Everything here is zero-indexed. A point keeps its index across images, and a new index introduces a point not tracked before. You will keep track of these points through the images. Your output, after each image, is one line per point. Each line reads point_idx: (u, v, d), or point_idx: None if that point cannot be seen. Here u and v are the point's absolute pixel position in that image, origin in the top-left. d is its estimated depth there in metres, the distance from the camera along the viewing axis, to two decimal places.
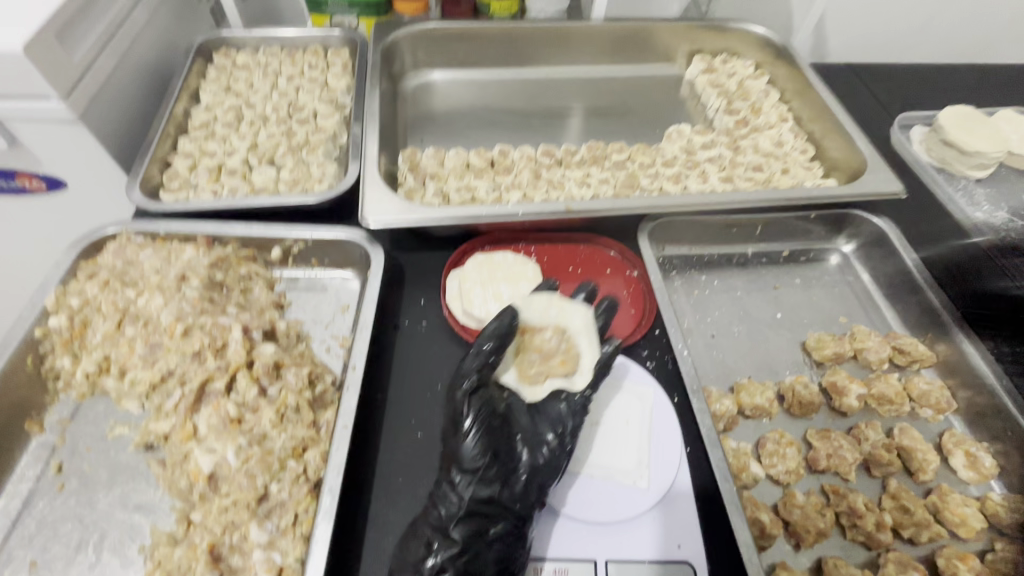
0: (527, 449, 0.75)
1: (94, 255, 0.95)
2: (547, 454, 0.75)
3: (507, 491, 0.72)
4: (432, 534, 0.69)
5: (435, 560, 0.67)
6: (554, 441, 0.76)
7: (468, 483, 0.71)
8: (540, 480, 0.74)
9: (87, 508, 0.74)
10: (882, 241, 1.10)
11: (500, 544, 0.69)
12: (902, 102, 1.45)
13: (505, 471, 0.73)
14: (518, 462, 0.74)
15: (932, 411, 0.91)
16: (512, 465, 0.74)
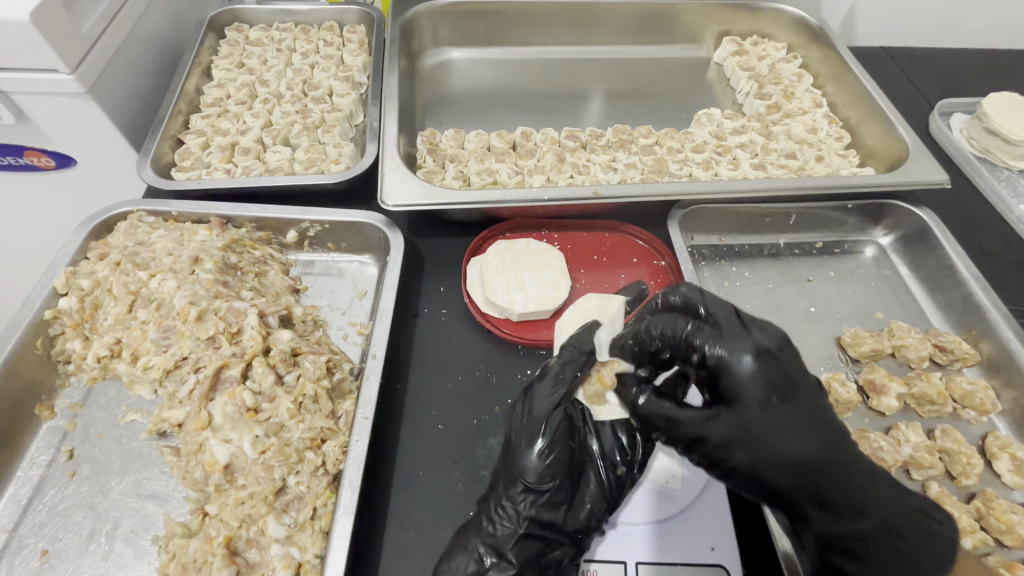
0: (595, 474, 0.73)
1: (105, 235, 0.92)
2: (612, 479, 0.72)
3: (571, 516, 0.70)
4: (486, 551, 0.66)
5: None
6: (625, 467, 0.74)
7: (531, 504, 0.69)
8: (603, 506, 0.71)
9: (100, 496, 0.72)
10: (924, 233, 1.04)
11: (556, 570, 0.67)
12: (943, 87, 1.38)
13: (571, 494, 0.71)
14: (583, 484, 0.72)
15: (975, 413, 0.87)
16: (579, 489, 0.72)
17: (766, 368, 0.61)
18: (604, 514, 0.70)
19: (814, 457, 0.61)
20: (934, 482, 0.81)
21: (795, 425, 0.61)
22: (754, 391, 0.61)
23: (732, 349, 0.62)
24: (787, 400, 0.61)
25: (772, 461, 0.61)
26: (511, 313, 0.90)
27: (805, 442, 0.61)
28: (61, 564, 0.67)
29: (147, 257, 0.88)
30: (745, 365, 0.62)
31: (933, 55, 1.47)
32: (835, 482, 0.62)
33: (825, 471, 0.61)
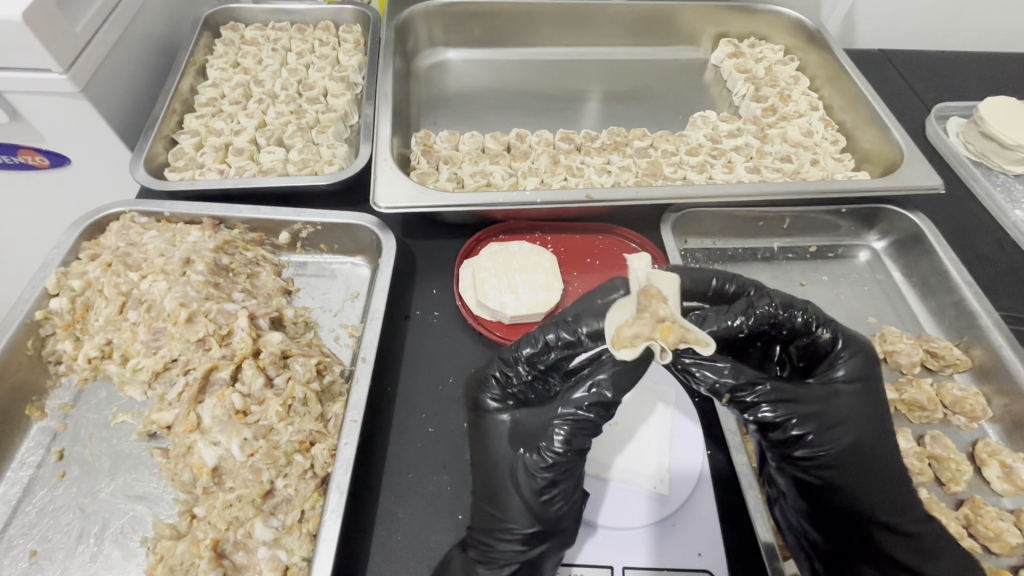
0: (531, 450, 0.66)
1: (97, 235, 0.92)
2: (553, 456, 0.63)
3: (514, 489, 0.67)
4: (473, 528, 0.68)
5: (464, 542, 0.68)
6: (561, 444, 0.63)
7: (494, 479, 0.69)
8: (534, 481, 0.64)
9: (89, 497, 0.72)
10: (918, 238, 1.04)
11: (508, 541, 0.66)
12: (940, 91, 1.38)
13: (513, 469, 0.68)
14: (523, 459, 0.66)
15: (965, 419, 0.87)
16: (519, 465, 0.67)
17: (862, 395, 0.66)
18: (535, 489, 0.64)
19: (872, 471, 0.65)
20: (923, 489, 0.81)
21: (870, 441, 0.65)
22: (852, 414, 0.65)
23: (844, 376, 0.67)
24: (866, 417, 0.65)
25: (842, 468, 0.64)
26: (502, 316, 0.90)
27: (870, 461, 0.65)
28: (50, 565, 0.67)
29: (138, 258, 0.87)
30: (850, 388, 0.67)
31: (931, 58, 1.46)
32: (889, 498, 0.65)
33: (881, 483, 0.65)
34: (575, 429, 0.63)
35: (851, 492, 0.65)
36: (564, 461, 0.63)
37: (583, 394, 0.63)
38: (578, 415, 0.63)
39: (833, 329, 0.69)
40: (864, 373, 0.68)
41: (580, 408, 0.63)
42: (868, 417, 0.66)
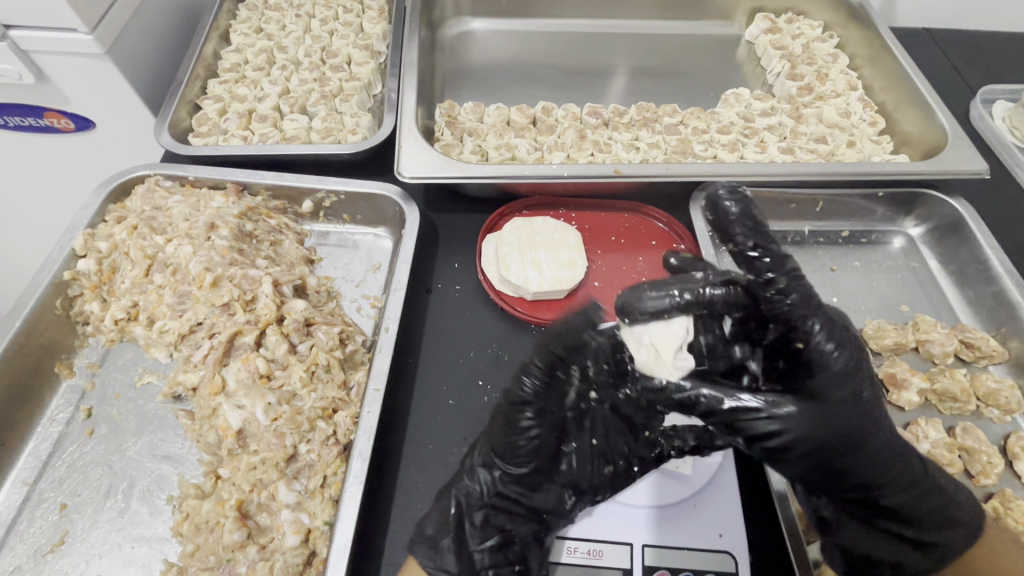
0: (529, 428, 0.68)
1: (123, 198, 0.92)
2: (541, 423, 0.69)
3: (512, 474, 0.68)
4: (461, 512, 0.67)
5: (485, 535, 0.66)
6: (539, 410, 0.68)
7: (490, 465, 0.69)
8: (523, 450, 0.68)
9: (116, 455, 0.73)
10: (957, 225, 1.00)
11: (498, 526, 0.67)
12: (987, 73, 1.31)
13: (512, 450, 0.68)
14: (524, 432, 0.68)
15: (998, 412, 0.85)
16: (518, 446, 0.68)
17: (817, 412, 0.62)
18: (527, 458, 0.68)
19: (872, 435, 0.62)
20: (951, 480, 0.79)
21: (861, 402, 0.63)
22: (851, 380, 0.63)
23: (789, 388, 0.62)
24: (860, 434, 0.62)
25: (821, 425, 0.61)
26: (525, 291, 0.88)
27: (861, 431, 0.62)
28: (79, 518, 0.69)
29: (163, 222, 0.88)
30: (842, 362, 0.63)
31: (979, 38, 1.40)
32: (897, 466, 0.63)
33: (885, 451, 0.63)
34: (537, 419, 0.68)
35: (851, 461, 0.62)
36: (538, 448, 0.68)
37: (541, 385, 0.69)
38: (538, 409, 0.68)
39: (823, 319, 0.64)
40: (853, 343, 0.65)
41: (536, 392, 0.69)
42: (861, 384, 0.64)
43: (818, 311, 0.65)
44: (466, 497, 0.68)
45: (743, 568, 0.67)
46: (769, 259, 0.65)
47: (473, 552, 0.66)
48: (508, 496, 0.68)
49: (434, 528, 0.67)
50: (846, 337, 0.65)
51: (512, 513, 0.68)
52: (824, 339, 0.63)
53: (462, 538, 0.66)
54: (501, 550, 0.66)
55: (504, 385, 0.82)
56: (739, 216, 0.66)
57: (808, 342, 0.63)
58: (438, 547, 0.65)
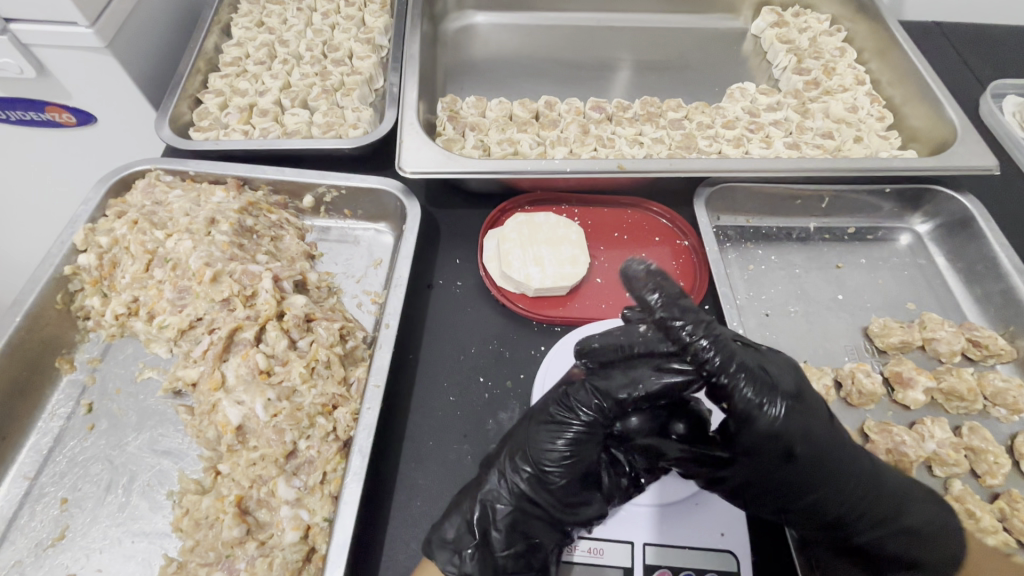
0: (561, 432, 0.64)
1: (123, 192, 0.92)
2: (580, 425, 0.64)
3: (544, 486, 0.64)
4: (480, 522, 0.64)
5: (502, 548, 0.63)
6: (578, 422, 0.64)
7: (520, 478, 0.65)
8: (559, 457, 0.64)
9: (117, 449, 0.73)
10: (966, 222, 0.99)
11: (522, 538, 0.64)
12: (997, 67, 1.29)
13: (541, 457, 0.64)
14: (557, 437, 0.64)
15: (1006, 411, 0.84)
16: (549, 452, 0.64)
17: (792, 422, 0.60)
18: (559, 465, 0.64)
19: (827, 481, 0.61)
20: (957, 480, 0.78)
21: (826, 440, 0.62)
22: (793, 430, 0.59)
23: (768, 395, 0.59)
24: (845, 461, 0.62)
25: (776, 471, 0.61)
26: (527, 288, 0.88)
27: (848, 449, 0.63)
28: (79, 513, 0.69)
29: (164, 217, 0.87)
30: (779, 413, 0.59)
31: (991, 33, 1.37)
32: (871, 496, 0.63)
33: (853, 490, 0.62)
34: (580, 435, 0.64)
35: (817, 498, 0.62)
36: (576, 459, 0.64)
37: (586, 395, 0.64)
38: (580, 416, 0.64)
39: (747, 374, 0.60)
40: (796, 387, 0.62)
41: (581, 411, 0.64)
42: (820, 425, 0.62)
43: (738, 361, 0.60)
44: (491, 504, 0.65)
45: (746, 568, 0.67)
46: (689, 324, 0.61)
47: (495, 559, 0.63)
48: (537, 506, 0.64)
49: (455, 531, 0.64)
50: (776, 387, 0.61)
51: (538, 522, 0.65)
52: (747, 388, 0.59)
53: (486, 544, 0.63)
54: (523, 559, 0.64)
55: (505, 381, 0.82)
56: (661, 299, 0.61)
57: (735, 400, 0.59)
58: (461, 553, 0.63)
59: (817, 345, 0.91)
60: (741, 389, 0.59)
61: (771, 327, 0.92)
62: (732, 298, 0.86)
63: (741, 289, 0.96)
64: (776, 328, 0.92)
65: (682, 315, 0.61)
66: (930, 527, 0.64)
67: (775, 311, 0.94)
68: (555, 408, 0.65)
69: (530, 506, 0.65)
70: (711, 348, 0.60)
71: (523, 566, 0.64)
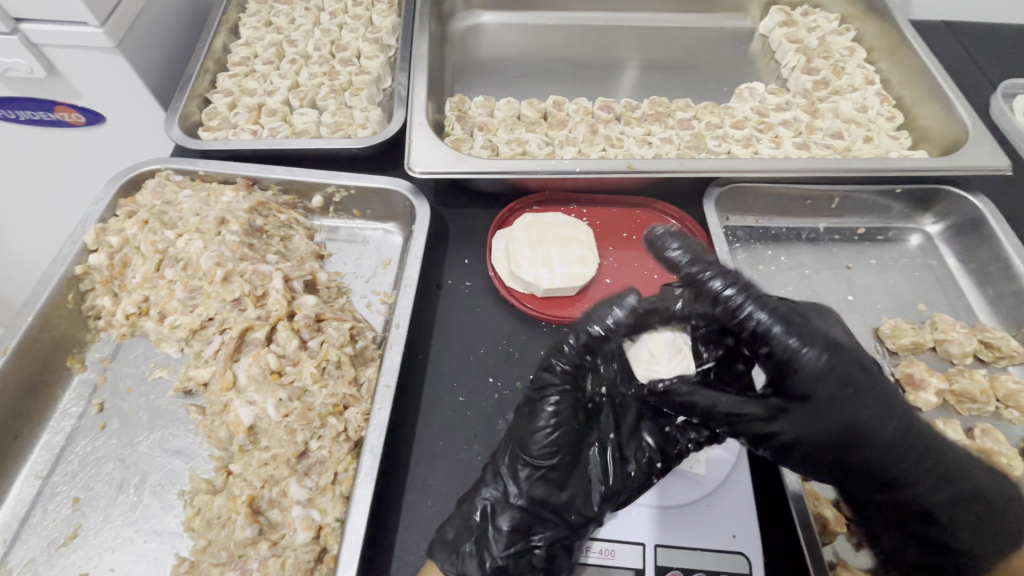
0: (546, 420, 0.67)
1: (133, 192, 0.92)
2: (563, 407, 0.67)
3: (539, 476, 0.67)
4: (481, 516, 0.65)
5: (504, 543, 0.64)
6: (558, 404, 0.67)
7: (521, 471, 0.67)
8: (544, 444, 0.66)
9: (128, 449, 0.73)
10: (977, 223, 0.98)
11: (528, 535, 0.66)
12: (1008, 67, 1.28)
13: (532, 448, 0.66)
14: (541, 424, 0.67)
15: (1018, 414, 0.83)
16: (536, 441, 0.66)
17: (837, 364, 0.61)
18: (549, 449, 0.66)
19: (873, 438, 0.62)
20: None
21: (875, 395, 0.62)
22: (840, 375, 0.61)
23: (808, 341, 0.62)
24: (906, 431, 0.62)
25: (822, 422, 0.61)
26: (536, 288, 0.88)
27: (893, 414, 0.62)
28: (92, 512, 0.69)
29: (174, 216, 0.88)
30: (819, 360, 0.61)
31: (1002, 32, 1.36)
32: (926, 468, 0.62)
33: (912, 454, 0.62)
34: (558, 412, 0.67)
35: (868, 457, 0.62)
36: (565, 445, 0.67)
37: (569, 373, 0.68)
38: (558, 397, 0.67)
39: (784, 319, 0.63)
40: (839, 338, 0.64)
41: (568, 392, 0.68)
42: (870, 372, 0.63)
43: (771, 308, 0.64)
44: (490, 501, 0.66)
45: (757, 569, 0.66)
46: (720, 278, 0.65)
47: (496, 560, 0.64)
48: (536, 500, 0.66)
49: (456, 531, 0.65)
50: (817, 334, 0.63)
51: (537, 517, 0.66)
52: (783, 333, 0.63)
53: (485, 542, 0.64)
54: (524, 555, 0.65)
55: (514, 382, 0.82)
56: (685, 257, 0.67)
57: (774, 344, 0.63)
58: (460, 551, 0.63)
59: None
60: (777, 334, 0.63)
61: None
62: None
63: None
64: None
65: (711, 271, 0.65)
66: (980, 491, 0.63)
67: None
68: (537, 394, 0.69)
69: (528, 499, 0.66)
70: (743, 297, 0.64)
71: (528, 565, 0.65)
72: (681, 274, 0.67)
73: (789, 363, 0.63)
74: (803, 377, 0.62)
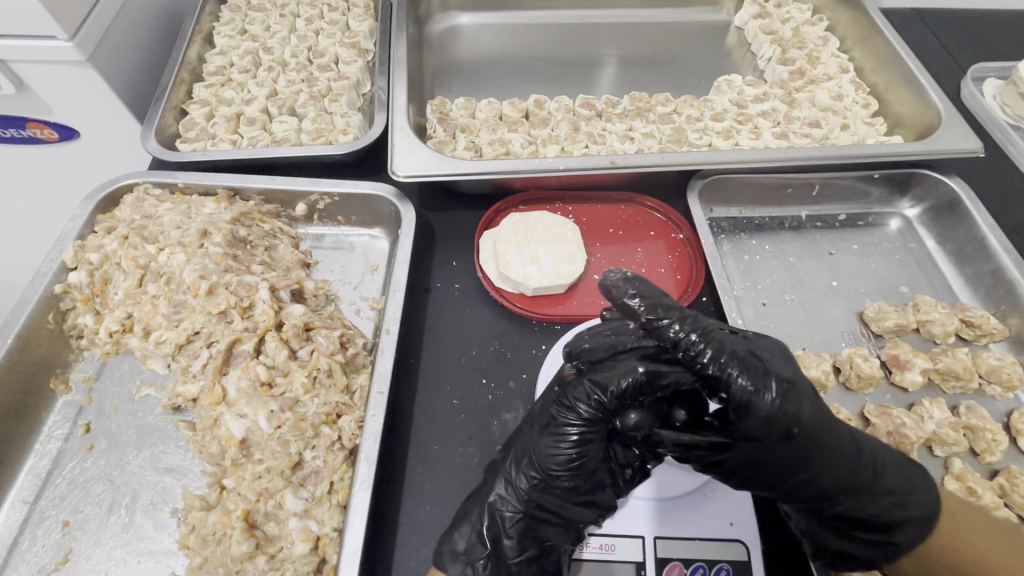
0: (563, 443, 0.63)
1: (111, 208, 0.91)
2: (582, 430, 0.63)
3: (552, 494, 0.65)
4: (486, 529, 0.64)
5: (517, 555, 0.64)
6: (580, 430, 0.63)
7: (533, 486, 0.65)
8: (561, 461, 0.64)
9: (118, 470, 0.72)
10: (953, 204, 1.01)
11: (538, 545, 0.65)
12: (976, 51, 1.31)
13: (546, 467, 0.64)
14: (563, 442, 0.63)
15: (1000, 389, 0.85)
16: (555, 460, 0.64)
17: (788, 403, 0.58)
18: (564, 465, 0.64)
19: (817, 458, 0.61)
20: (957, 459, 0.79)
21: (817, 420, 0.60)
22: (790, 414, 0.58)
23: (762, 379, 0.58)
24: (841, 452, 0.61)
25: (768, 452, 0.60)
26: (525, 287, 0.88)
27: (824, 442, 0.60)
28: (83, 535, 0.68)
29: (154, 230, 0.86)
30: (772, 400, 0.57)
31: (970, 18, 1.39)
32: (859, 477, 0.62)
33: (847, 462, 0.62)
34: (583, 438, 0.63)
35: (806, 476, 0.61)
36: (577, 461, 0.64)
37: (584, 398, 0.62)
38: (581, 420, 0.63)
39: (740, 363, 0.58)
40: (792, 373, 0.60)
41: (578, 413, 0.63)
42: (812, 401, 0.61)
43: (731, 354, 0.58)
44: (500, 510, 0.65)
45: (756, 557, 0.67)
46: (677, 322, 0.61)
47: (509, 565, 0.64)
48: (546, 509, 0.66)
49: (466, 543, 0.64)
50: (771, 372, 0.59)
51: (548, 524, 0.66)
52: (741, 376, 0.57)
53: (497, 552, 0.64)
54: (537, 561, 0.65)
55: (508, 382, 0.82)
56: (643, 303, 0.62)
57: (730, 390, 0.58)
58: (473, 565, 0.63)
59: (813, 331, 0.92)
60: (735, 378, 0.57)
61: (768, 316, 0.93)
62: (729, 289, 0.87)
63: (736, 280, 0.97)
64: (773, 317, 0.93)
65: (669, 315, 0.61)
66: (911, 490, 0.64)
67: (772, 300, 0.95)
68: (552, 413, 0.65)
69: (539, 513, 0.66)
70: (702, 340, 0.59)
71: (539, 567, 0.65)
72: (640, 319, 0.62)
73: (743, 406, 0.57)
74: (751, 420, 0.58)
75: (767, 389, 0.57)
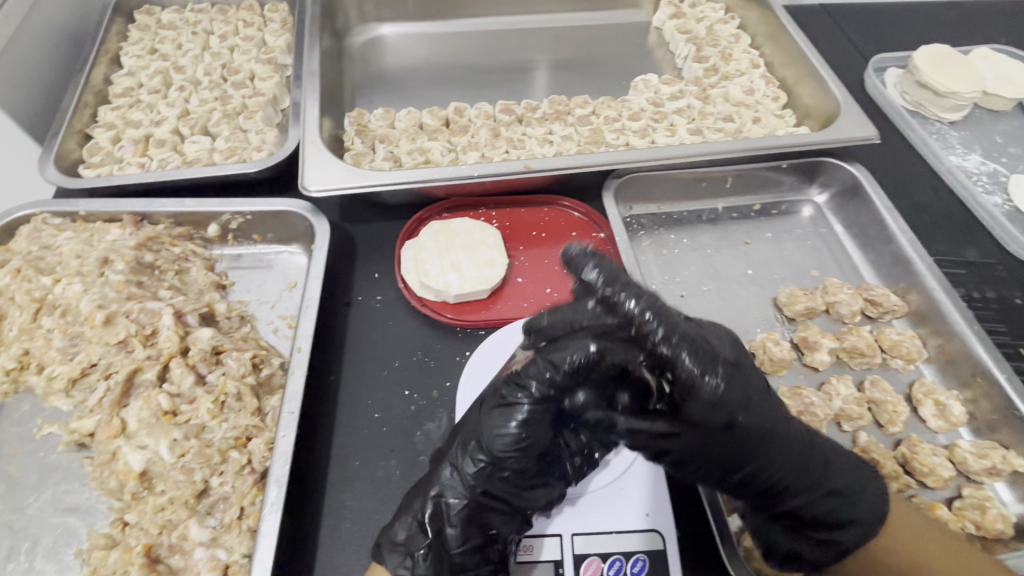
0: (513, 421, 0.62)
1: (7, 240, 0.87)
2: (534, 405, 0.62)
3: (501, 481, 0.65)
4: (427, 520, 0.64)
5: (457, 546, 0.63)
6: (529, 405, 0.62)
7: (478, 473, 0.64)
8: (509, 442, 0.63)
9: (15, 514, 0.69)
10: (857, 190, 1.06)
11: (479, 534, 0.64)
12: (877, 42, 1.38)
13: (493, 451, 0.63)
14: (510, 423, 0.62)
15: (902, 361, 0.90)
16: (502, 443, 0.63)
17: (728, 386, 0.59)
18: (510, 447, 0.63)
19: (766, 445, 0.62)
20: (863, 432, 0.83)
21: (759, 404, 0.62)
22: (733, 398, 0.59)
23: (708, 365, 0.56)
24: (786, 440, 0.63)
25: (717, 437, 0.60)
26: (446, 295, 0.88)
27: (766, 429, 0.62)
28: None
29: (53, 261, 0.83)
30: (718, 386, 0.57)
31: (872, 11, 1.47)
32: (806, 471, 0.64)
33: (794, 455, 0.63)
34: (529, 419, 0.62)
35: (754, 465, 0.62)
36: (527, 445, 0.63)
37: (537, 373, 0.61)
38: (531, 397, 0.62)
39: (689, 344, 0.56)
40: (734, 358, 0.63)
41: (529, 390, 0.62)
42: (754, 392, 0.63)
43: (682, 333, 0.56)
44: (443, 499, 0.64)
45: (672, 546, 0.68)
46: (635, 299, 0.56)
47: (450, 555, 0.63)
48: (493, 497, 0.65)
49: (406, 533, 0.64)
50: (717, 358, 0.58)
51: (492, 511, 0.65)
52: (691, 360, 0.56)
53: (440, 540, 0.64)
54: (479, 551, 0.64)
55: (430, 392, 0.81)
56: (600, 276, 0.58)
57: (678, 371, 0.56)
58: (413, 556, 0.63)
59: (730, 319, 0.95)
60: (685, 361, 0.55)
61: (686, 307, 0.95)
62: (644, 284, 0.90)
63: (655, 275, 0.99)
64: (692, 308, 0.96)
65: (626, 291, 0.56)
66: (854, 487, 0.65)
67: (690, 292, 0.98)
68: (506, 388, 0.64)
69: (483, 501, 0.65)
70: (654, 319, 0.55)
71: (481, 559, 0.64)
72: (597, 295, 0.58)
73: (690, 388, 0.56)
74: (697, 403, 0.57)
75: (711, 375, 0.56)
